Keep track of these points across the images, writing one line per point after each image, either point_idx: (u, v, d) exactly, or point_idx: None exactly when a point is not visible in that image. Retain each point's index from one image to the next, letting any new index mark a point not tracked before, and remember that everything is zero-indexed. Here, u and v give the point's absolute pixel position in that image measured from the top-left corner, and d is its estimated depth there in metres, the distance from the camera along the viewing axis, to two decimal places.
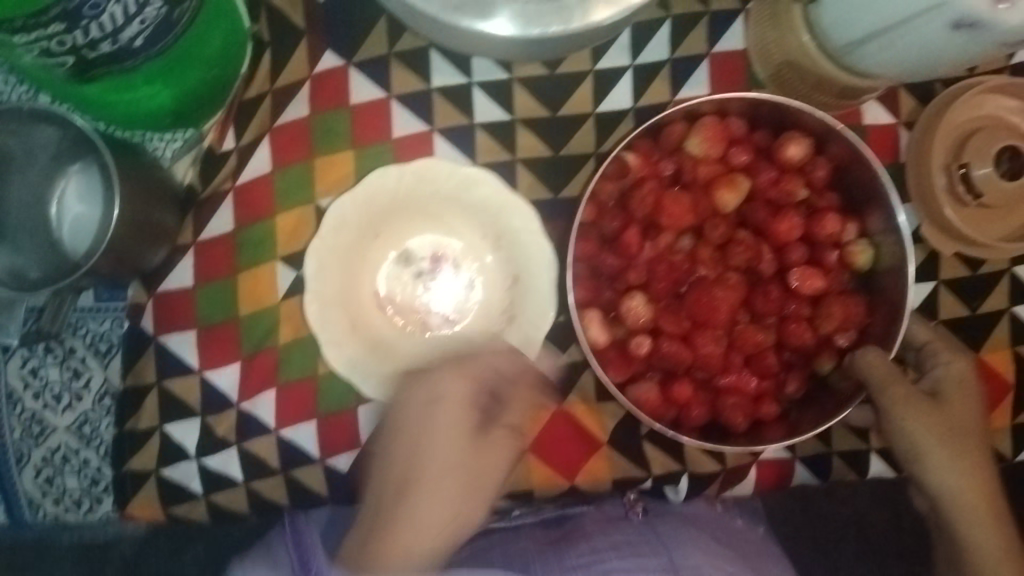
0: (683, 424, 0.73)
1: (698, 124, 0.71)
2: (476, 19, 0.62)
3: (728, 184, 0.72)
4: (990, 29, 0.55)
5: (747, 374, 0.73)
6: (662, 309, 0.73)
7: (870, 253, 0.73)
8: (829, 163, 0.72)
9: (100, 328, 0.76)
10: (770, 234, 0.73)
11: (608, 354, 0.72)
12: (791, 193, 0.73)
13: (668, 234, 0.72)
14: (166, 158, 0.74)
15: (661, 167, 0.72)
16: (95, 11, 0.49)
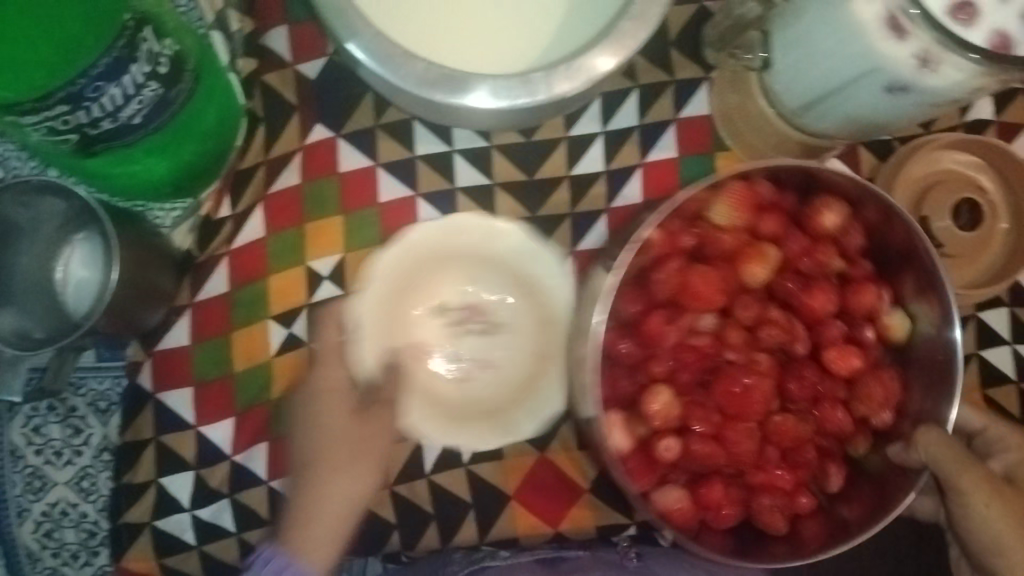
0: (705, 535, 0.68)
1: (723, 191, 0.68)
2: (449, 95, 0.65)
3: (756, 256, 0.70)
4: (920, 90, 0.60)
5: (783, 472, 0.69)
6: (688, 405, 0.69)
7: (905, 323, 0.70)
8: (860, 226, 0.71)
9: (101, 388, 0.79)
10: (800, 308, 0.71)
11: (632, 462, 0.67)
12: (824, 263, 0.71)
13: (689, 315, 0.69)
14: (166, 227, 0.77)
15: (682, 241, 0.68)
16: (96, 93, 0.54)
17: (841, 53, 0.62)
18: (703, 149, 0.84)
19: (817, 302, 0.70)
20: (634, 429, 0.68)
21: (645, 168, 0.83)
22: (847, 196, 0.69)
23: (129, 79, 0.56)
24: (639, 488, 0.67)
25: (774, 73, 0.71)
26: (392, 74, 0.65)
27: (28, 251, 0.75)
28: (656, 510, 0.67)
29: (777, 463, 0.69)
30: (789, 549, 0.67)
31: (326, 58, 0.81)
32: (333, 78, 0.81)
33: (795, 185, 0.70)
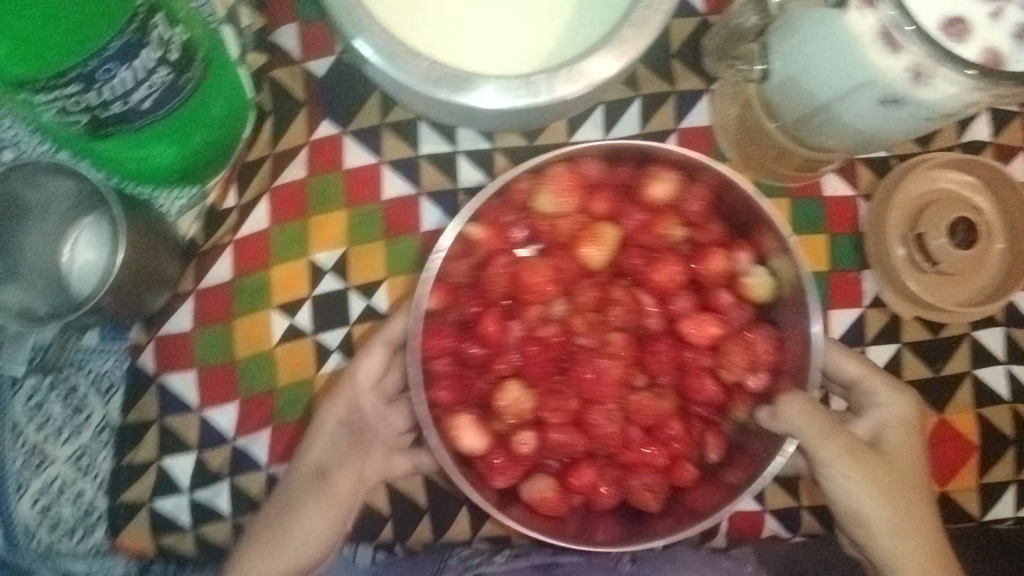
0: (593, 527, 0.69)
1: (547, 179, 0.69)
2: (452, 92, 0.67)
3: (591, 237, 0.70)
4: (913, 104, 0.61)
5: (651, 448, 0.68)
6: (541, 395, 0.69)
7: (767, 283, 0.70)
8: (700, 195, 0.70)
9: (103, 368, 0.80)
10: (647, 283, 0.71)
11: (490, 461, 0.68)
12: (663, 236, 0.71)
13: (534, 308, 0.69)
14: (171, 215, 0.79)
15: (512, 231, 0.70)
16: (108, 75, 0.56)
17: (836, 64, 0.64)
18: None
19: (660, 275, 0.70)
20: (492, 427, 0.68)
21: None
22: (678, 165, 0.69)
23: (140, 62, 0.58)
24: (495, 487, 0.68)
25: (772, 83, 0.73)
26: (398, 71, 0.67)
27: (36, 232, 0.77)
28: (525, 504, 0.68)
29: (644, 442, 0.69)
30: (675, 525, 0.68)
31: (335, 57, 0.82)
32: (341, 76, 0.82)
33: (628, 157, 0.70)
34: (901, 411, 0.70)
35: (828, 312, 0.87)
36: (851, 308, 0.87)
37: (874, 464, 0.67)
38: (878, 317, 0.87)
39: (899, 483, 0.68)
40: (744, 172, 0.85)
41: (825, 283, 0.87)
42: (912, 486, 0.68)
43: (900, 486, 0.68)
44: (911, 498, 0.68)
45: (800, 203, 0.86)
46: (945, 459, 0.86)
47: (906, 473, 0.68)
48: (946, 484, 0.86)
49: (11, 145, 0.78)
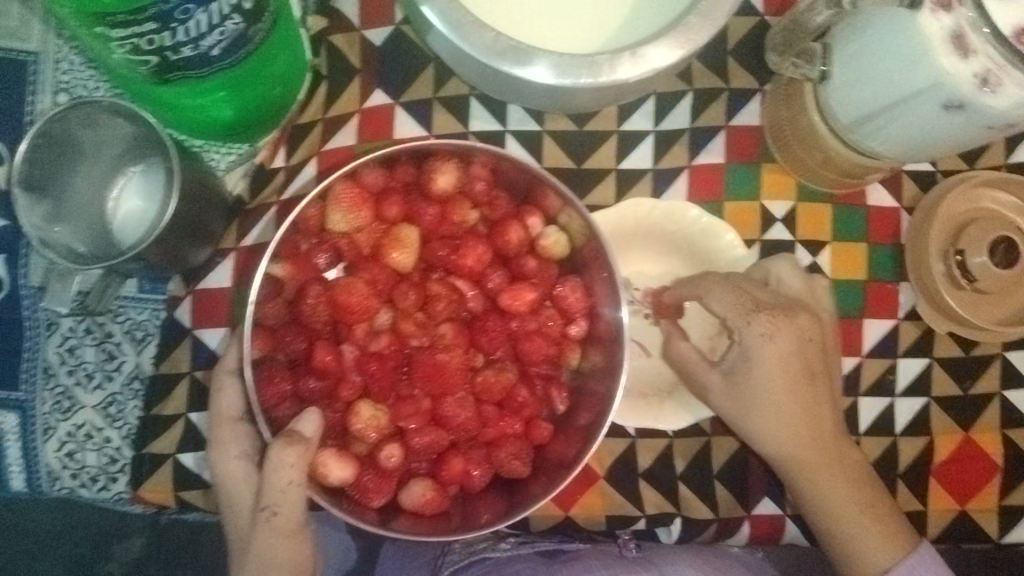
0: (476, 510, 0.69)
1: (331, 200, 0.68)
2: (514, 66, 0.67)
3: (397, 245, 0.71)
4: (978, 109, 0.61)
5: (505, 419, 0.71)
6: (394, 405, 0.70)
7: (561, 238, 0.73)
8: (481, 176, 0.72)
9: (140, 317, 0.82)
10: (457, 269, 0.73)
11: (363, 483, 0.67)
12: (460, 221, 0.73)
13: (360, 326, 0.71)
14: (221, 169, 0.83)
15: (316, 259, 0.70)
16: (185, 16, 0.56)
17: (901, 66, 0.63)
18: (751, 159, 0.86)
19: (471, 259, 0.72)
20: (354, 452, 0.68)
21: (692, 170, 0.85)
22: (453, 155, 0.69)
23: (216, 7, 0.58)
24: (376, 506, 0.67)
25: (831, 86, 0.72)
26: (463, 41, 0.67)
27: (86, 175, 0.77)
28: (409, 511, 0.68)
29: (500, 415, 0.72)
30: (545, 479, 0.69)
31: (393, 27, 0.83)
32: (399, 48, 0.83)
33: (409, 160, 0.69)
34: (773, 342, 0.68)
35: (861, 323, 0.86)
36: (885, 319, 0.86)
37: (744, 392, 0.69)
38: (911, 330, 0.86)
39: (760, 424, 0.69)
40: (789, 175, 0.86)
41: (860, 291, 0.86)
42: (789, 404, 0.69)
43: (795, 425, 0.69)
44: (817, 407, 0.70)
45: (842, 211, 0.87)
46: (968, 478, 0.86)
47: (775, 412, 0.69)
48: (967, 503, 0.86)
49: (66, 89, 0.82)
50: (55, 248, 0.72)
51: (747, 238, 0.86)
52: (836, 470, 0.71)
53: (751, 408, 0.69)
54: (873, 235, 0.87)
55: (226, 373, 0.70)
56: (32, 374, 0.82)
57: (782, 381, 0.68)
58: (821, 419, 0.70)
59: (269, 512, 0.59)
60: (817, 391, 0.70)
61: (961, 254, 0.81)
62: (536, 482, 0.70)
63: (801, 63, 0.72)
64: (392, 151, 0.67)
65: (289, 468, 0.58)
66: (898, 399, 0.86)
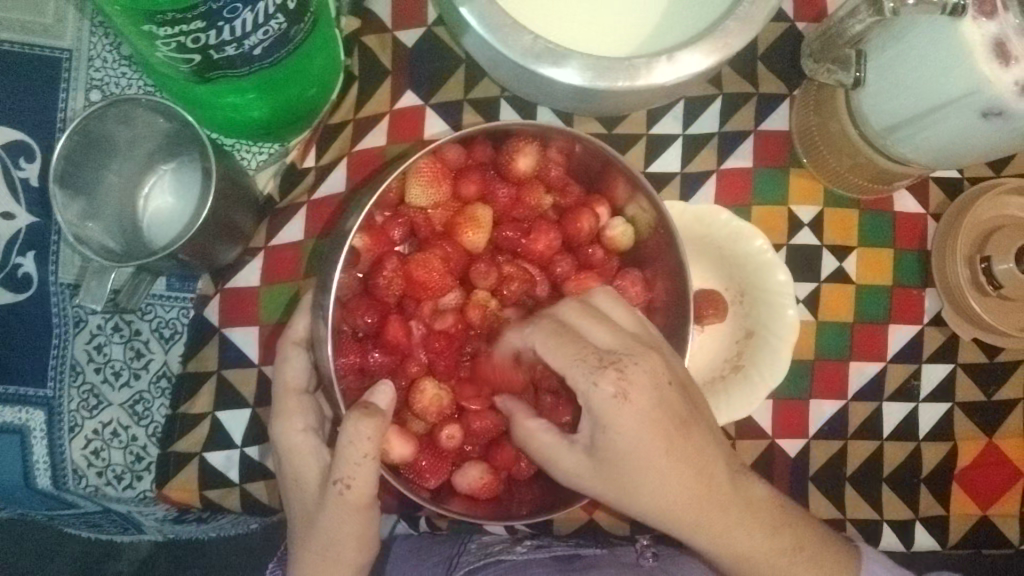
0: (523, 497, 0.70)
1: (413, 175, 0.70)
2: (551, 68, 0.67)
3: (470, 223, 0.73)
4: (1016, 117, 0.61)
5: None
6: (456, 386, 0.72)
7: (627, 230, 0.75)
8: (558, 160, 0.73)
9: (168, 315, 0.82)
10: (526, 254, 0.75)
11: (419, 463, 0.69)
12: (534, 205, 0.75)
13: (427, 304, 0.72)
14: (252, 168, 0.83)
15: (391, 233, 0.71)
16: (232, 15, 0.56)
17: (940, 74, 0.64)
18: (779, 164, 0.86)
19: (540, 245, 0.74)
20: (413, 430, 0.70)
21: (720, 173, 0.86)
22: (533, 138, 0.69)
23: (262, 6, 0.58)
24: (431, 487, 0.69)
25: (864, 91, 0.73)
26: (501, 43, 0.67)
27: (119, 171, 0.77)
28: (463, 494, 0.70)
29: None
30: None
31: (425, 29, 0.83)
32: (430, 50, 0.83)
33: (486, 140, 0.70)
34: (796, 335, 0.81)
35: (886, 328, 0.87)
36: (909, 325, 0.87)
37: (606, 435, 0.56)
38: (935, 336, 0.87)
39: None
40: (817, 180, 0.86)
41: (886, 297, 0.87)
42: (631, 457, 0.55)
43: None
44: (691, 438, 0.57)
45: (869, 216, 0.87)
46: (990, 483, 0.86)
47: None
48: (988, 508, 0.86)
49: (98, 86, 0.82)
50: (89, 246, 0.72)
51: (775, 242, 0.86)
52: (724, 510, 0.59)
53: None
54: (900, 241, 0.87)
55: (292, 345, 0.70)
56: (61, 370, 0.81)
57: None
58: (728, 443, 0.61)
59: (341, 486, 0.60)
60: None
61: (986, 260, 0.81)
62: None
63: (836, 69, 0.72)
64: (471, 132, 0.66)
65: (364, 441, 0.58)
66: (922, 404, 0.86)
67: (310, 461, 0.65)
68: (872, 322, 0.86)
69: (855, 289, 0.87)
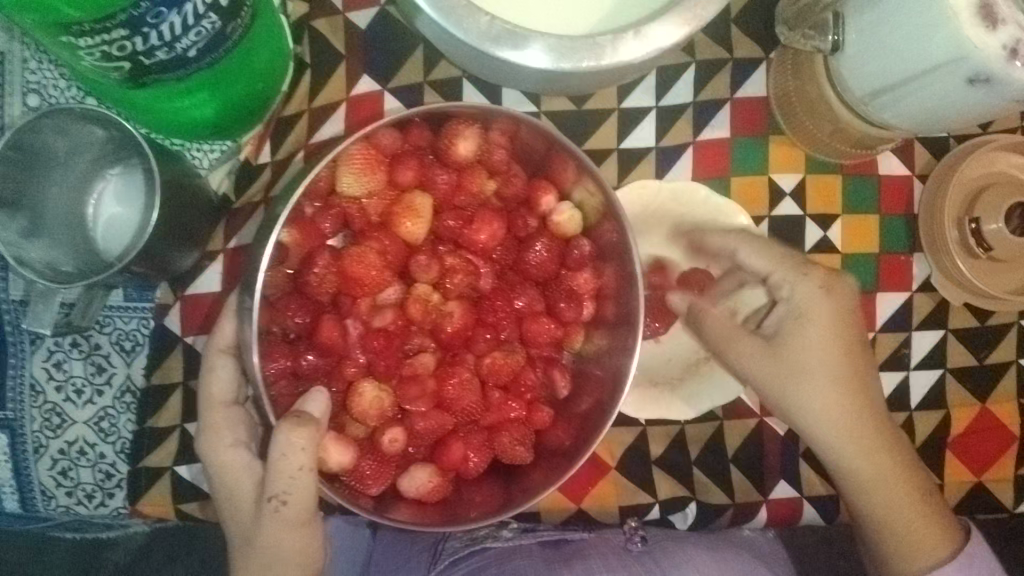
0: (472, 497, 0.67)
1: (344, 160, 0.63)
2: (511, 51, 0.62)
3: (408, 213, 0.67)
4: (1005, 82, 0.58)
5: (508, 403, 0.68)
6: (398, 387, 0.66)
7: (576, 215, 0.69)
8: (501, 143, 0.67)
9: (127, 327, 0.79)
10: (469, 245, 0.68)
11: (361, 469, 0.64)
12: (476, 190, 0.69)
13: (365, 301, 0.67)
14: (204, 168, 0.78)
15: (320, 225, 0.65)
16: (157, 19, 0.52)
17: (924, 38, 0.60)
18: (758, 132, 0.82)
19: (483, 235, 0.68)
20: (352, 435, 0.65)
21: (697, 146, 0.82)
22: (473, 119, 0.64)
23: (191, 8, 0.53)
24: (375, 493, 0.64)
25: (842, 56, 0.69)
26: (455, 26, 0.61)
27: (61, 183, 0.74)
28: (410, 497, 0.66)
29: (505, 399, 0.68)
30: (548, 469, 0.66)
31: (378, 8, 0.78)
32: (384, 31, 0.78)
33: (424, 122, 0.64)
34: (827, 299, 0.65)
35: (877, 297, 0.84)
36: (897, 293, 0.84)
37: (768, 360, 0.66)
38: (925, 303, 0.84)
39: (808, 398, 0.65)
40: (798, 146, 0.82)
41: (874, 265, 0.84)
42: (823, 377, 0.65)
43: (841, 414, 0.65)
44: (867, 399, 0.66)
45: (853, 181, 0.83)
46: (983, 449, 0.84)
47: (819, 396, 0.65)
48: (982, 474, 0.84)
49: (35, 89, 0.77)
50: (33, 268, 0.69)
51: (755, 215, 0.83)
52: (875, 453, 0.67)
53: (796, 383, 0.65)
54: (884, 206, 0.84)
55: (219, 352, 0.65)
56: (20, 391, 0.79)
57: (832, 353, 0.65)
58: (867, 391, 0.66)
59: (277, 502, 0.56)
60: (862, 368, 0.66)
61: (975, 222, 0.78)
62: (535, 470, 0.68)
63: (813, 35, 0.68)
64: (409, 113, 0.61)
65: (298, 452, 0.54)
66: (914, 372, 0.84)
67: (248, 475, 0.61)
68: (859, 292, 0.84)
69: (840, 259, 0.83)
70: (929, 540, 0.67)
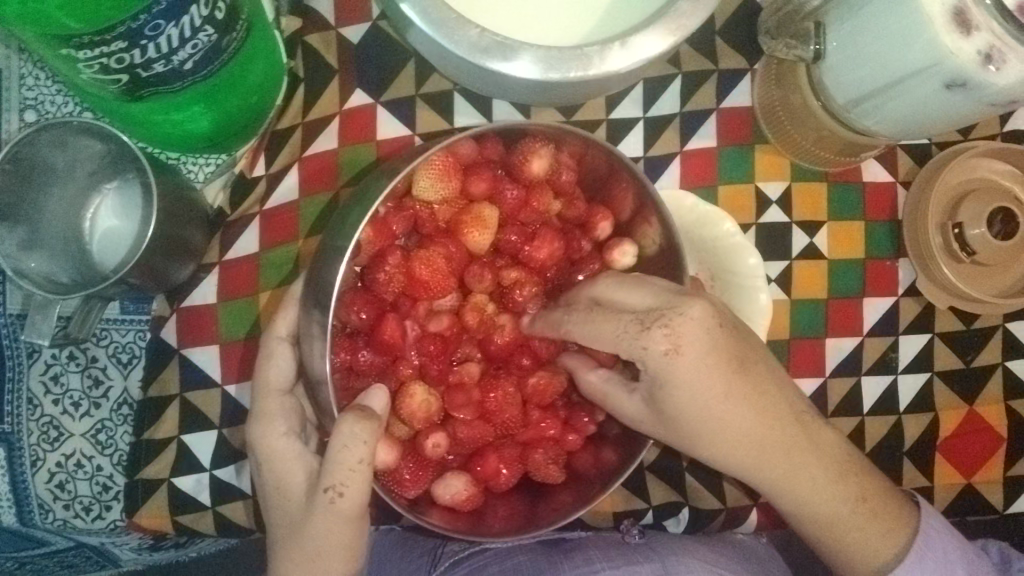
0: (498, 510, 0.67)
1: (424, 164, 0.63)
2: (501, 62, 0.63)
3: (473, 223, 0.67)
4: (981, 87, 0.59)
5: (546, 420, 0.68)
6: (446, 393, 0.68)
7: (632, 250, 0.70)
8: (570, 164, 0.68)
9: (124, 339, 0.80)
10: (527, 260, 0.69)
11: (400, 472, 0.64)
12: (541, 209, 0.70)
13: (422, 304, 0.68)
14: (199, 181, 0.80)
15: (393, 226, 0.65)
16: (155, 32, 0.53)
17: (902, 45, 0.61)
18: (743, 141, 0.84)
19: (544, 252, 0.69)
20: (396, 435, 0.66)
21: (684, 155, 0.83)
22: (548, 140, 0.65)
23: (188, 20, 0.55)
24: (410, 496, 0.64)
25: (825, 65, 0.70)
26: (445, 39, 0.62)
27: (59, 197, 0.75)
28: (442, 505, 0.65)
29: (541, 418, 0.68)
30: (578, 492, 0.66)
31: (370, 24, 0.79)
32: (376, 45, 0.79)
33: (498, 138, 0.64)
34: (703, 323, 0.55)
35: (862, 300, 0.85)
36: (884, 297, 0.85)
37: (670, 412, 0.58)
38: (911, 306, 0.86)
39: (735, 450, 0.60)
40: (783, 154, 0.84)
41: (860, 271, 0.85)
42: (733, 419, 0.58)
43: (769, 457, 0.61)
44: (780, 425, 0.61)
45: (838, 188, 0.85)
46: (972, 451, 0.85)
47: (746, 448, 0.60)
48: (971, 477, 0.85)
49: (32, 106, 0.79)
50: (31, 280, 0.69)
51: (742, 223, 0.84)
52: (799, 467, 0.62)
53: (723, 439, 0.59)
54: (869, 211, 0.85)
55: (278, 340, 0.66)
56: (17, 404, 0.79)
57: (722, 393, 0.57)
58: (778, 412, 0.60)
59: (333, 493, 0.56)
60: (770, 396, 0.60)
61: (959, 227, 0.80)
62: (563, 491, 0.67)
63: (795, 44, 0.69)
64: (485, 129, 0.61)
65: (361, 445, 0.55)
66: (901, 376, 0.85)
67: None
68: (846, 297, 0.85)
69: (827, 264, 0.85)
70: (879, 542, 0.65)
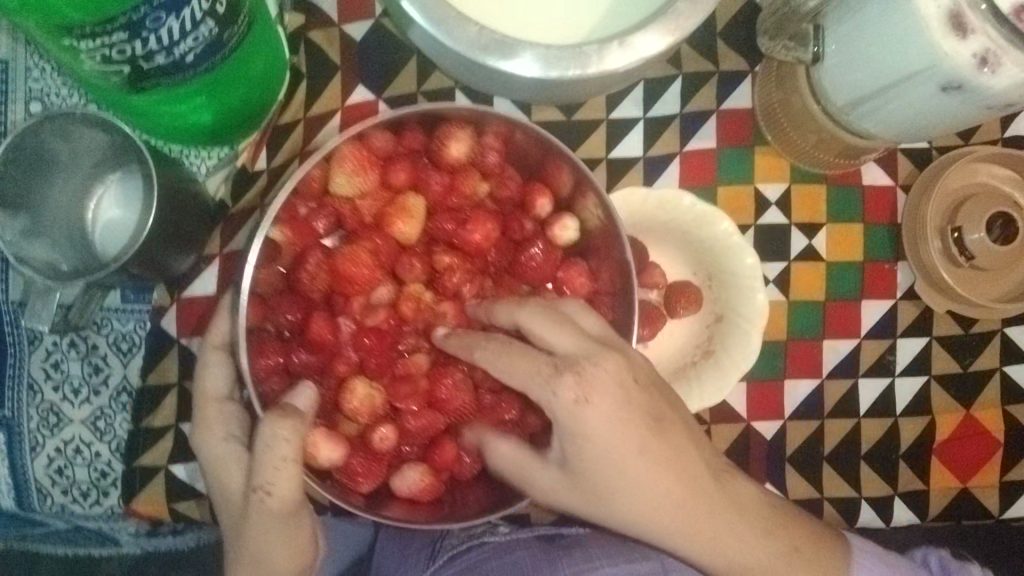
0: (467, 499, 0.67)
1: (336, 159, 0.67)
2: (500, 59, 0.63)
3: (400, 214, 0.70)
4: (976, 89, 0.59)
5: (502, 404, 0.68)
6: (390, 385, 0.69)
7: (572, 225, 0.72)
8: (493, 146, 0.70)
9: (124, 328, 0.80)
10: (464, 244, 0.71)
11: (352, 466, 0.66)
12: (469, 192, 0.71)
13: (357, 299, 0.69)
14: (201, 174, 0.79)
15: (316, 224, 0.68)
16: (156, 24, 0.54)
17: (899, 47, 0.61)
18: (743, 143, 0.84)
19: (478, 235, 0.70)
20: (344, 431, 0.67)
21: (684, 155, 0.84)
22: (467, 123, 0.68)
23: (188, 13, 0.55)
24: (364, 491, 0.66)
25: (824, 67, 0.70)
26: (445, 35, 0.63)
27: (61, 188, 0.76)
28: (405, 497, 0.66)
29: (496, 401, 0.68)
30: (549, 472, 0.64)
31: (373, 21, 0.80)
32: (377, 42, 0.80)
33: (418, 124, 0.68)
34: None
35: (860, 302, 0.85)
36: (883, 300, 0.85)
37: None
38: (910, 309, 0.86)
39: None
40: (783, 156, 0.84)
41: (857, 273, 0.85)
42: None
43: None
44: None
45: (837, 190, 0.85)
46: (969, 456, 0.85)
47: None
48: (968, 481, 0.85)
49: (38, 97, 0.80)
50: (31, 266, 0.70)
51: (742, 223, 0.84)
52: None
53: None
54: (869, 214, 0.86)
55: (213, 350, 0.68)
56: (17, 390, 0.79)
57: None
58: None
59: (262, 493, 0.58)
60: None
61: (958, 231, 0.80)
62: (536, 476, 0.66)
63: (794, 46, 0.70)
64: (404, 113, 0.65)
65: (284, 443, 0.57)
66: (898, 380, 0.85)
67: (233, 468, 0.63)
68: (845, 299, 0.85)
69: (826, 265, 0.85)
70: None
